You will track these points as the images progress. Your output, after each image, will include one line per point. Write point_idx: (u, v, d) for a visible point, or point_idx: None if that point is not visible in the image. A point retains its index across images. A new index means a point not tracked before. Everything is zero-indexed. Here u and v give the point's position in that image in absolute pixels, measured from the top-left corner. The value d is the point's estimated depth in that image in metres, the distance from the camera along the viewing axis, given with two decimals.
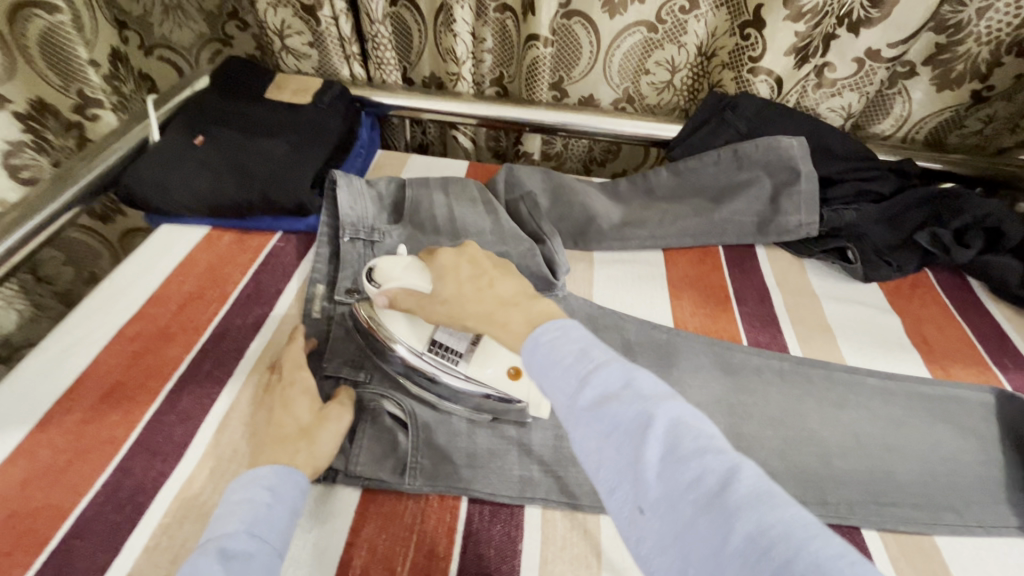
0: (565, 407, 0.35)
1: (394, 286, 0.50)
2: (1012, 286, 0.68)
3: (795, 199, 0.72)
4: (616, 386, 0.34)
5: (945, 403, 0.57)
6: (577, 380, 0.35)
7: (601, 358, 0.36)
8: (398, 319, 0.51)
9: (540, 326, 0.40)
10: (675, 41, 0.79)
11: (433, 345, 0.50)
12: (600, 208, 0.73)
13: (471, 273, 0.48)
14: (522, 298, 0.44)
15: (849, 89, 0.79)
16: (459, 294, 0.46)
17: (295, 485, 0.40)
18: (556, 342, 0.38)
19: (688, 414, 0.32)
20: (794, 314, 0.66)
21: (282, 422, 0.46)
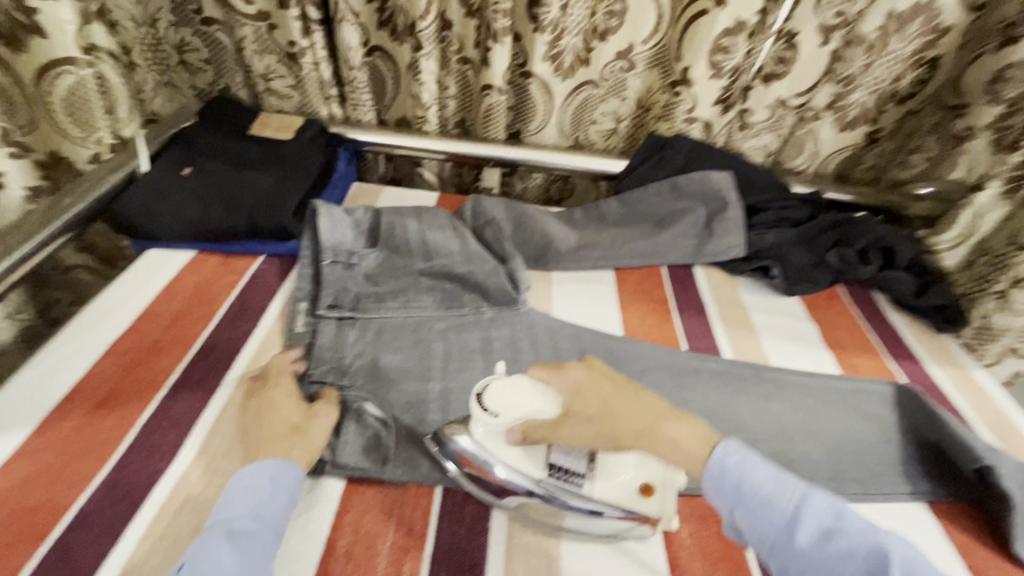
0: (774, 544, 0.41)
1: (513, 417, 0.46)
2: (907, 296, 0.80)
3: (726, 226, 0.83)
4: (831, 518, 0.40)
5: (854, 395, 0.66)
6: (791, 516, 0.40)
7: (803, 494, 0.42)
8: (512, 450, 0.48)
9: (718, 450, 0.43)
10: (618, 94, 0.91)
11: (552, 468, 0.48)
12: (557, 233, 0.82)
13: (602, 399, 0.46)
14: (666, 412, 0.46)
15: (766, 131, 0.93)
16: (607, 421, 0.45)
17: (292, 479, 0.45)
18: (747, 471, 0.42)
19: (912, 553, 0.38)
20: (727, 324, 0.76)
21: (272, 420, 0.50)
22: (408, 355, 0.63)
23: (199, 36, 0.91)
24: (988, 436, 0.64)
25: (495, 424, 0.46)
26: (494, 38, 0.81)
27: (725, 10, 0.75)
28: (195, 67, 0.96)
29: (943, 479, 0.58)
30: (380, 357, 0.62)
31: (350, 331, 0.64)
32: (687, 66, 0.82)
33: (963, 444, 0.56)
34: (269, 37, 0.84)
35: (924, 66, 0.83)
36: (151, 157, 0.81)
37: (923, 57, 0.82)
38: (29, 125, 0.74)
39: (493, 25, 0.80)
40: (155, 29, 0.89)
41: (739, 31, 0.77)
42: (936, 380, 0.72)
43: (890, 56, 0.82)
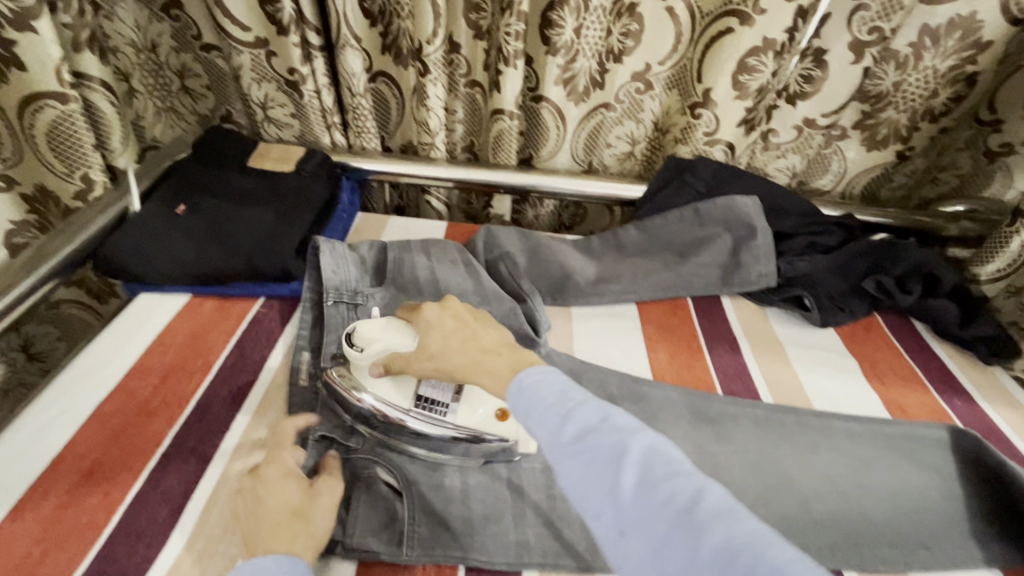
0: (550, 445, 0.40)
1: (377, 348, 0.53)
2: (952, 326, 0.74)
3: (754, 254, 0.77)
4: (597, 421, 0.40)
5: (908, 442, 0.60)
6: (561, 419, 0.40)
7: (583, 400, 0.41)
8: (381, 382, 0.53)
9: (524, 370, 0.45)
10: (634, 117, 0.87)
11: (418, 400, 0.53)
12: (575, 265, 0.78)
13: (453, 327, 0.52)
14: (499, 345, 0.50)
15: (791, 152, 0.88)
16: (446, 347, 0.50)
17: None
18: (540, 386, 0.43)
19: (658, 443, 0.38)
20: (762, 362, 0.70)
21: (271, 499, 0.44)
22: None
23: (201, 62, 0.87)
24: None
25: (363, 358, 0.53)
26: (505, 61, 0.77)
27: (751, 28, 0.70)
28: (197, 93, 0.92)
29: (1016, 541, 0.52)
30: None
31: None
32: (709, 88, 0.77)
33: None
34: (268, 65, 0.80)
35: (960, 83, 0.77)
36: (143, 195, 0.75)
37: (960, 73, 0.76)
38: (14, 159, 0.72)
39: (504, 47, 0.76)
40: (155, 54, 0.84)
41: (766, 50, 0.72)
42: (990, 419, 0.67)
43: (924, 73, 0.77)
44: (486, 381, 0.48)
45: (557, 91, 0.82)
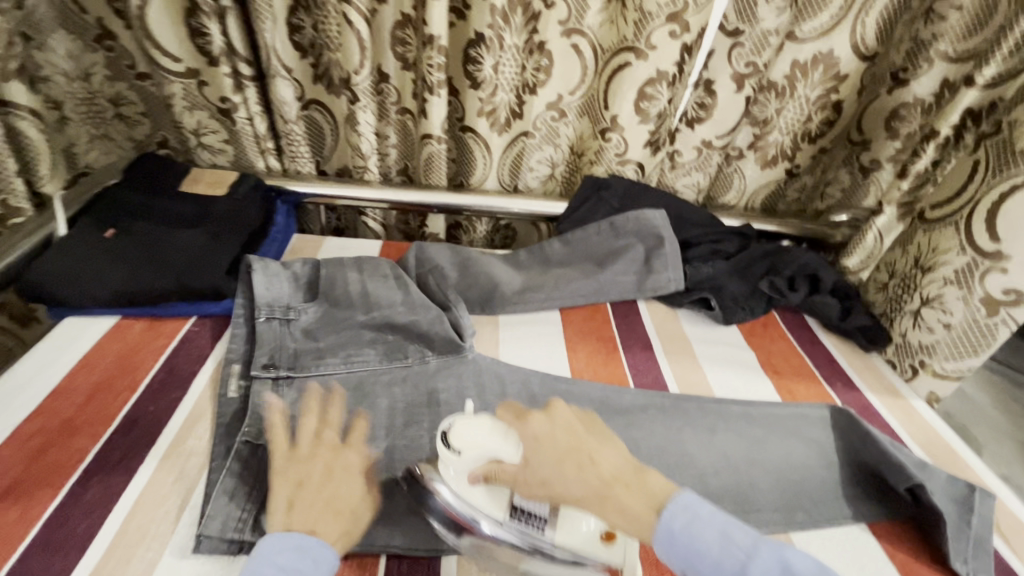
0: (687, 569, 0.43)
1: (476, 454, 0.49)
2: (835, 319, 0.84)
3: (664, 261, 0.85)
4: (777, 571, 0.40)
5: (793, 419, 0.67)
6: (740, 568, 0.41)
7: (748, 545, 0.42)
8: (477, 493, 0.50)
9: (665, 508, 0.44)
10: (552, 142, 0.95)
11: (513, 510, 0.50)
12: (502, 277, 0.83)
13: (570, 443, 0.50)
14: (624, 474, 0.48)
15: (695, 170, 0.98)
16: (562, 470, 0.48)
17: (325, 562, 0.45)
18: (673, 520, 0.44)
19: (792, 560, 0.41)
20: (672, 358, 0.77)
21: (339, 494, 0.51)
22: (349, 413, 0.61)
23: (136, 90, 0.88)
24: (918, 450, 0.67)
25: (460, 462, 0.50)
26: (430, 90, 0.83)
27: (646, 62, 0.80)
28: (132, 120, 0.92)
29: (879, 497, 0.60)
30: (319, 420, 0.59)
31: (288, 391, 0.62)
32: (615, 113, 0.86)
33: (894, 462, 0.59)
34: (200, 93, 0.83)
35: (829, 108, 0.91)
36: (70, 220, 0.76)
37: (828, 100, 0.90)
38: None
39: (429, 78, 0.82)
40: (88, 83, 0.85)
41: (660, 81, 0.82)
42: (868, 401, 0.74)
43: (798, 101, 0.89)
44: (609, 516, 0.46)
45: (480, 121, 0.89)
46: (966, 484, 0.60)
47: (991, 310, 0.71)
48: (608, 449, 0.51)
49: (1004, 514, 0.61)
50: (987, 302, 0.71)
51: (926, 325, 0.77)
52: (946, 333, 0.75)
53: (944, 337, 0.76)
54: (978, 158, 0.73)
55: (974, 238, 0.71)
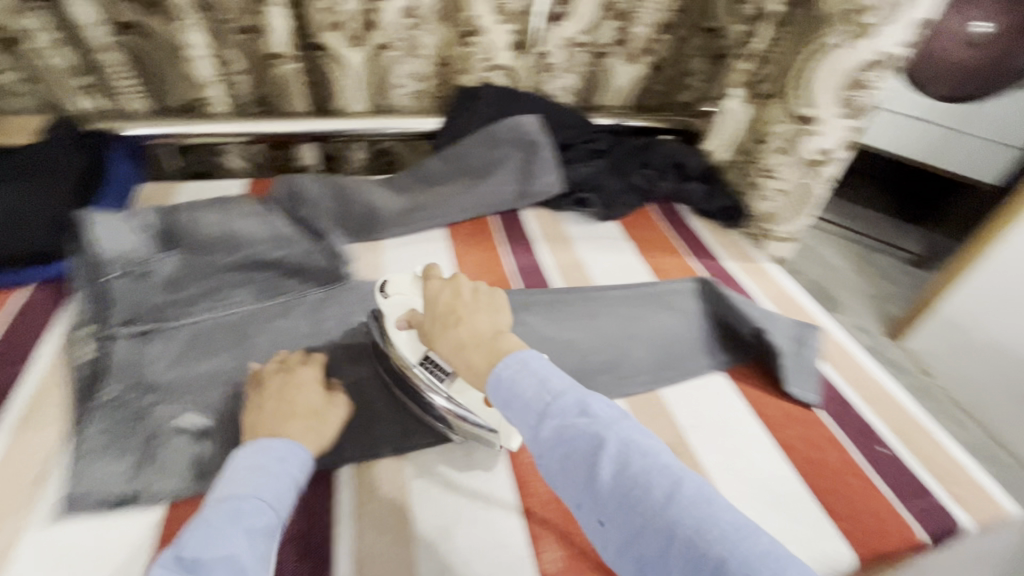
0: (530, 436, 0.40)
1: (397, 302, 0.57)
2: (698, 203, 0.91)
3: (540, 166, 0.87)
4: (573, 412, 0.39)
5: (664, 293, 0.73)
6: (538, 417, 0.39)
7: (557, 389, 0.40)
8: (400, 338, 0.55)
9: (501, 362, 0.43)
10: (414, 53, 0.91)
11: (425, 359, 0.54)
12: (379, 200, 0.81)
13: (449, 304, 0.50)
14: (483, 333, 0.46)
15: (565, 71, 0.99)
16: (433, 325, 0.50)
17: (299, 461, 0.44)
18: (517, 377, 0.41)
19: (637, 435, 0.38)
20: (554, 257, 0.80)
21: (297, 403, 0.49)
22: (225, 352, 0.59)
23: None
24: (768, 305, 0.77)
25: (386, 304, 0.57)
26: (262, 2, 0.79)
27: None
28: None
29: (733, 348, 0.69)
30: (191, 366, 0.57)
31: (155, 344, 0.58)
32: (471, 15, 0.88)
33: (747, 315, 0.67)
34: None
35: None
36: None
37: None
38: None
39: None
40: None
41: None
42: (727, 268, 0.83)
43: None
44: (460, 365, 0.46)
45: (330, 37, 0.85)
46: (800, 325, 0.71)
47: (810, 170, 0.81)
48: (484, 313, 0.49)
49: (830, 345, 0.72)
50: (806, 164, 0.81)
51: (765, 194, 0.87)
52: (781, 199, 0.85)
53: (782, 203, 0.85)
54: (790, 33, 0.81)
55: (794, 106, 0.78)
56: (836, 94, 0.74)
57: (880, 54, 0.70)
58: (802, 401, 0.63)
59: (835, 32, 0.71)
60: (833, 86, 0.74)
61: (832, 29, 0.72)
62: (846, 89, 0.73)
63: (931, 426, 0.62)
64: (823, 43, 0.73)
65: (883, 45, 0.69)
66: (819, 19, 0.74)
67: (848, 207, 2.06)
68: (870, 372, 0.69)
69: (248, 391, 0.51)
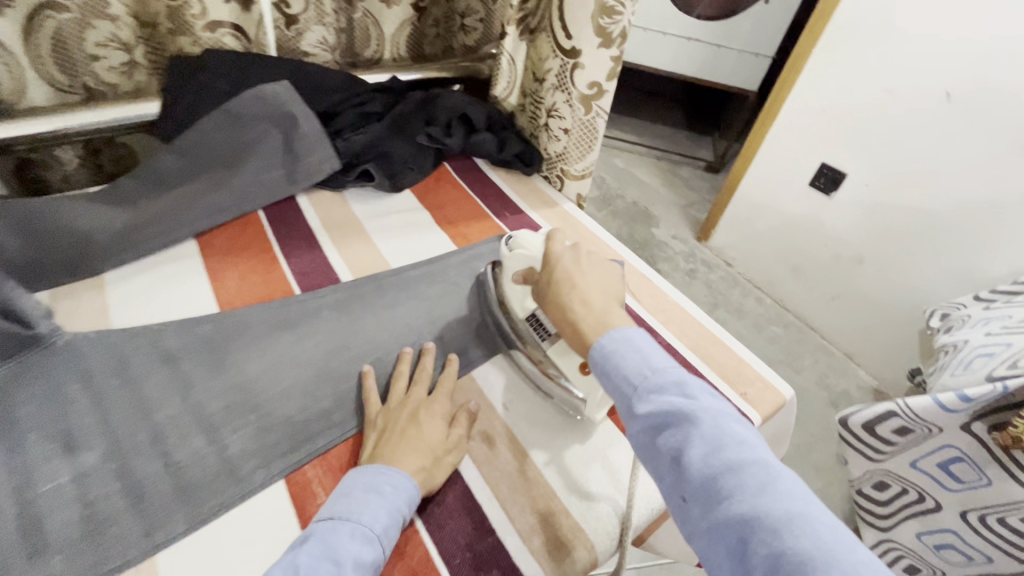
0: (625, 410, 0.42)
1: (520, 256, 0.58)
2: (493, 155, 0.87)
3: (305, 141, 0.74)
4: (675, 392, 0.41)
5: (466, 261, 0.69)
6: (636, 387, 0.42)
7: (661, 367, 0.43)
8: (521, 293, 0.60)
9: (607, 335, 0.46)
10: (101, 16, 0.72)
11: (532, 317, 0.60)
12: (90, 223, 0.61)
13: (567, 269, 0.53)
14: (592, 305, 0.49)
15: (314, 23, 0.85)
16: (548, 290, 0.54)
17: (405, 493, 0.44)
18: (622, 351, 0.44)
19: (736, 427, 0.38)
20: (342, 247, 0.70)
21: (420, 434, 0.49)
22: None
23: None
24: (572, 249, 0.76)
25: (512, 260, 0.59)
26: None
27: None
28: None
29: None
30: None
31: None
32: None
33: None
34: None
35: None
36: None
37: None
38: None
39: None
40: None
41: None
42: (531, 220, 0.80)
43: None
44: (569, 331, 0.50)
45: None
46: None
47: (587, 107, 0.79)
48: (600, 269, 0.54)
49: (633, 277, 0.72)
50: (583, 100, 0.78)
51: (553, 133, 0.84)
52: (568, 137, 0.83)
53: (568, 142, 0.84)
54: None
55: (559, 39, 0.76)
56: (590, 22, 0.72)
57: None
58: None
59: None
60: (587, 14, 0.71)
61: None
62: (599, 16, 0.71)
63: (720, 332, 0.66)
64: None
65: None
66: None
67: (645, 130, 2.25)
68: (665, 290, 0.71)
69: (375, 402, 0.52)
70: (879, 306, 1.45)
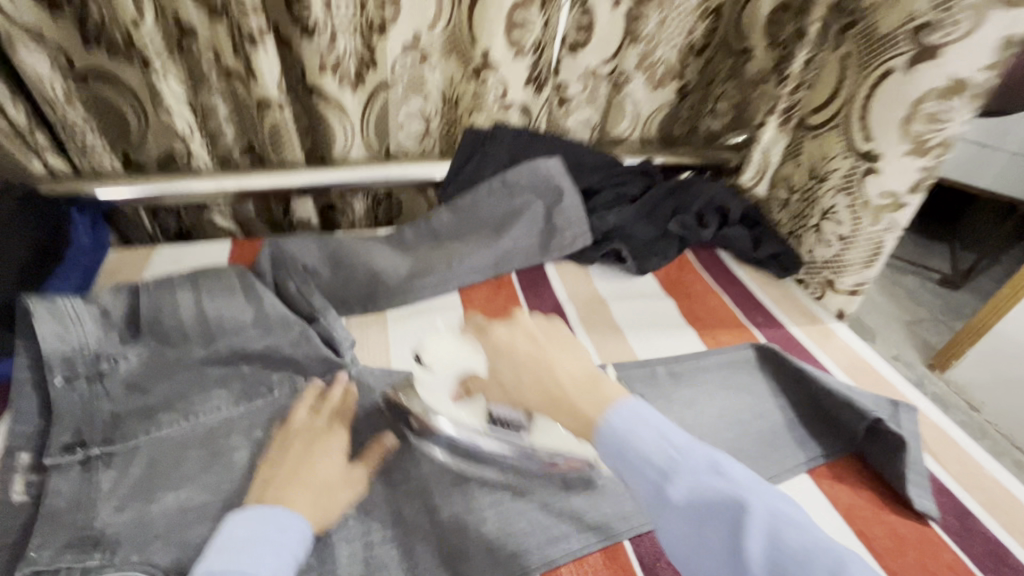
0: (653, 498, 0.39)
1: (445, 372, 0.57)
2: (745, 251, 0.81)
3: (566, 217, 0.77)
4: (708, 473, 0.38)
5: (724, 370, 0.63)
6: (665, 474, 0.38)
7: (685, 446, 0.40)
8: (454, 408, 0.55)
9: (613, 408, 0.42)
10: (419, 92, 0.84)
11: (491, 419, 0.54)
12: (383, 264, 0.70)
13: (530, 354, 0.48)
14: (566, 382, 0.45)
15: (585, 104, 0.90)
16: (517, 380, 0.48)
17: (295, 536, 0.43)
18: (640, 431, 0.40)
19: (775, 503, 0.37)
20: (588, 325, 0.70)
21: (314, 472, 0.48)
22: (200, 478, 0.48)
23: None
24: (842, 376, 0.66)
25: (432, 377, 0.57)
26: (249, 42, 0.66)
27: None
28: None
29: (818, 438, 0.57)
30: (154, 502, 0.46)
31: (108, 473, 0.47)
32: (486, 49, 0.75)
33: (852, 403, 0.55)
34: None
35: (709, 16, 0.85)
36: None
37: (707, 7, 0.84)
38: None
39: (243, 26, 0.65)
40: None
41: (529, 3, 0.71)
42: (790, 333, 0.72)
43: (681, 10, 0.83)
44: (555, 414, 0.45)
45: (325, 79, 0.75)
46: (893, 402, 0.60)
47: (876, 218, 0.68)
48: (568, 353, 0.49)
49: (929, 430, 0.60)
50: (870, 209, 0.68)
51: (825, 239, 0.74)
52: (840, 246, 0.73)
53: (842, 251, 0.73)
54: (845, 52, 0.70)
55: (854, 138, 0.68)
56: (902, 128, 0.62)
57: (955, 80, 0.58)
58: (920, 512, 0.51)
59: (900, 53, 0.61)
60: (898, 118, 0.62)
61: (896, 49, 0.61)
62: (915, 122, 0.61)
63: None
64: (888, 67, 0.62)
65: (953, 68, 0.58)
66: (873, 43, 0.64)
67: None
68: (979, 462, 0.57)
69: (279, 434, 0.51)
70: None
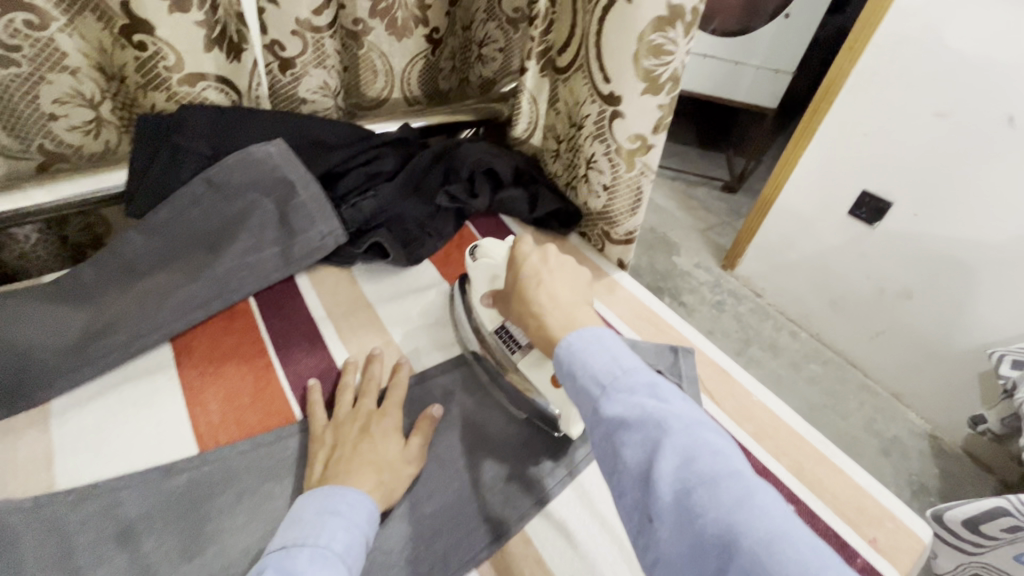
0: (590, 413, 0.37)
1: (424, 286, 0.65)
2: (524, 213, 0.74)
3: (305, 214, 0.61)
4: (646, 394, 0.36)
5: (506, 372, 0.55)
6: (603, 389, 0.37)
7: (633, 367, 0.38)
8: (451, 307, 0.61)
9: (578, 330, 0.41)
10: (59, 68, 0.58)
11: (501, 329, 0.56)
12: (37, 334, 0.49)
13: (534, 268, 0.48)
14: (563, 299, 0.45)
15: (313, 66, 0.72)
16: (513, 295, 0.48)
17: (365, 513, 0.41)
18: (593, 350, 0.39)
19: (704, 433, 0.34)
20: (349, 343, 0.58)
21: (376, 448, 0.46)
22: None
23: None
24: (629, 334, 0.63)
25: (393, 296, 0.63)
26: None
27: None
28: None
29: None
30: None
31: None
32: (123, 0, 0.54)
33: None
34: None
35: None
36: None
37: None
38: None
39: None
40: None
41: None
42: None
43: None
44: (533, 331, 0.45)
45: None
46: (672, 349, 0.58)
47: (630, 162, 0.66)
48: (570, 269, 0.49)
49: (706, 370, 0.60)
50: (624, 154, 0.65)
51: (591, 189, 0.71)
52: (606, 196, 0.70)
53: (608, 200, 0.71)
54: None
55: (596, 80, 0.63)
56: (635, 63, 0.58)
57: (672, 7, 0.53)
58: None
59: None
60: (632, 54, 0.58)
61: None
62: (647, 57, 0.57)
63: (825, 448, 0.54)
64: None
65: None
66: None
67: None
68: (746, 388, 0.59)
69: (320, 417, 0.49)
70: (933, 349, 1.29)
